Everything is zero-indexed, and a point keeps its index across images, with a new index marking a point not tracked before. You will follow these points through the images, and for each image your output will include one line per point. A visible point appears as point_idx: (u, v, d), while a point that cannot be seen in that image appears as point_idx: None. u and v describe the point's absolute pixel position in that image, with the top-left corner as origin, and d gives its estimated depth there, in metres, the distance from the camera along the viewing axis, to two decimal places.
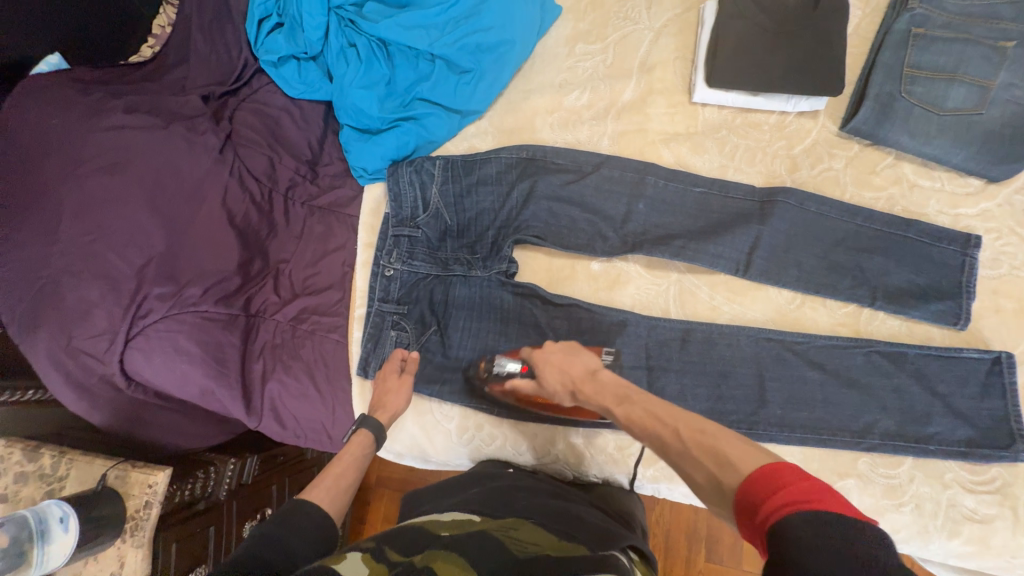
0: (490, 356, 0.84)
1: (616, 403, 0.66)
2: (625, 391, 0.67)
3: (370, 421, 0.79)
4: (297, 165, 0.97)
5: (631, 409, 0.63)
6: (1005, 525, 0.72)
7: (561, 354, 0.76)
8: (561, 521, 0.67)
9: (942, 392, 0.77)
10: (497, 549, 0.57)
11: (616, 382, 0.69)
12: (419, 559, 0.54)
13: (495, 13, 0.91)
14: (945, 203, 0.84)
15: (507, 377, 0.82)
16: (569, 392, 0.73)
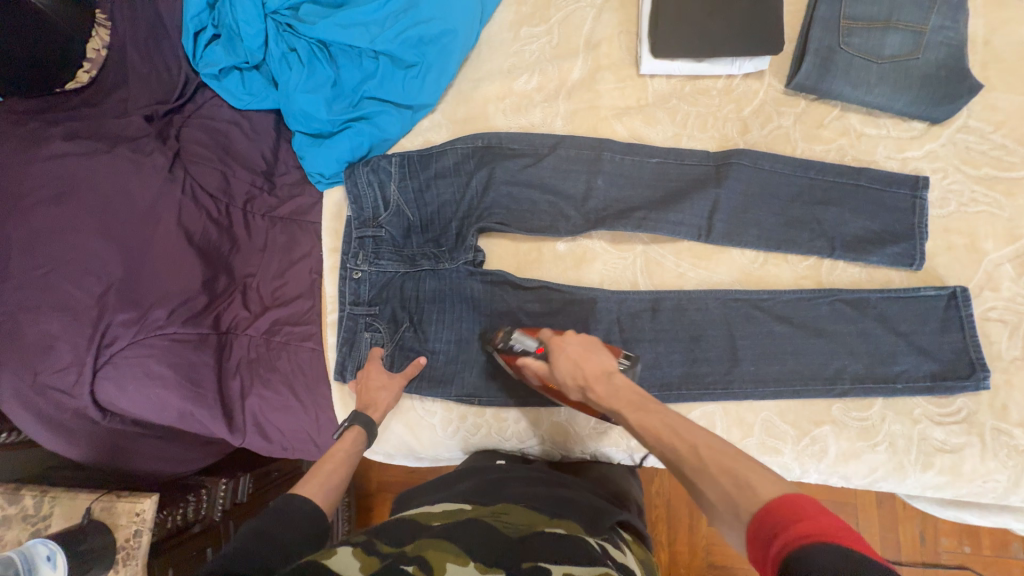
0: (507, 332, 0.82)
1: (632, 409, 0.64)
2: (642, 400, 0.65)
3: (362, 417, 0.79)
4: (253, 177, 0.96)
5: (646, 418, 0.62)
6: (974, 452, 0.75)
7: (579, 348, 0.75)
8: (553, 504, 0.68)
9: (904, 332, 0.79)
10: (491, 535, 0.57)
11: (630, 389, 0.68)
12: (410, 550, 0.53)
13: (434, 2, 0.90)
14: (892, 148, 0.86)
15: (519, 353, 0.80)
16: (579, 388, 0.72)
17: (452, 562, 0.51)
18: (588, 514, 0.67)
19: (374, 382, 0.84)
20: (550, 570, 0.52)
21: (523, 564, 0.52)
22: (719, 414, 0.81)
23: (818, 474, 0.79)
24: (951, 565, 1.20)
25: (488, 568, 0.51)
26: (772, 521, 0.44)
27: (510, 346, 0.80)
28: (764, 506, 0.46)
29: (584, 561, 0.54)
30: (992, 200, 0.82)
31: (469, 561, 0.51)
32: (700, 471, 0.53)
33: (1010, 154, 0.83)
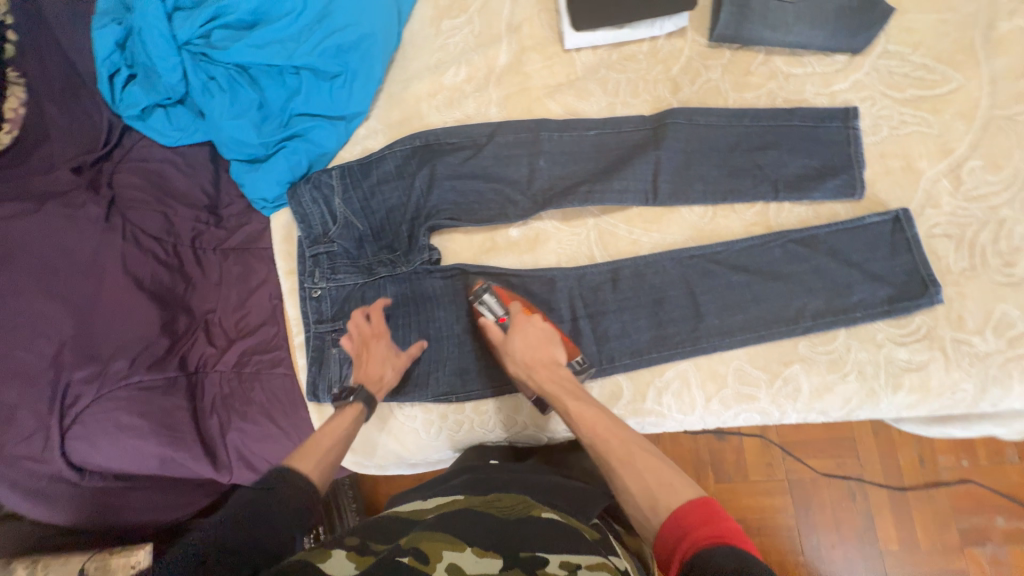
0: (483, 288, 0.83)
1: (570, 398, 0.72)
2: (580, 392, 0.74)
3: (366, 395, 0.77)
4: (196, 212, 0.92)
5: (584, 408, 0.70)
6: (939, 366, 0.76)
7: (537, 334, 0.78)
8: (547, 492, 0.69)
9: (857, 261, 0.80)
10: (485, 525, 0.58)
11: (572, 382, 0.75)
12: (405, 543, 0.53)
13: (346, 10, 0.90)
14: (819, 84, 0.87)
15: (484, 312, 0.82)
16: (524, 367, 0.77)
17: (447, 551, 0.52)
18: (580, 497, 0.70)
19: (378, 359, 0.81)
20: (548, 558, 0.52)
21: (519, 554, 0.53)
22: (692, 371, 0.82)
23: (796, 414, 0.80)
24: (951, 480, 1.22)
25: (483, 555, 0.52)
26: (682, 522, 0.55)
27: (482, 297, 0.83)
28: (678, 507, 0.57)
29: (581, 549, 0.55)
30: (921, 119, 0.83)
31: (463, 548, 0.53)
32: (624, 458, 0.64)
33: (932, 72, 0.84)
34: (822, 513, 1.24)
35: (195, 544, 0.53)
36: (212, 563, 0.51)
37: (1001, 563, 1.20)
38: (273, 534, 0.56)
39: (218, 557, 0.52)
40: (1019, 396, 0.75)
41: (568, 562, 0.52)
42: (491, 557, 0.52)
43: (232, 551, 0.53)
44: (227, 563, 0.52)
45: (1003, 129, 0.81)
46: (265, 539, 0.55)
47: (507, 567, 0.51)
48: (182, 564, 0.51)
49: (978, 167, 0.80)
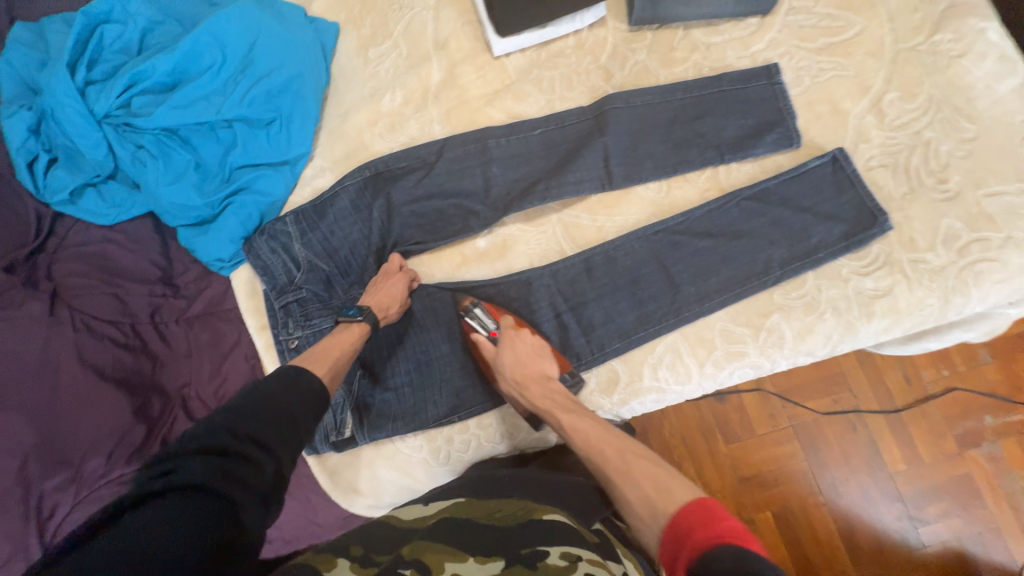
0: (474, 302, 0.84)
1: (564, 411, 0.72)
2: (573, 404, 0.74)
3: (373, 315, 0.80)
4: (150, 287, 0.87)
5: (577, 419, 0.70)
6: (903, 288, 0.80)
7: (526, 348, 0.78)
8: (547, 490, 0.69)
9: (808, 205, 0.84)
10: (488, 533, 0.58)
11: (563, 395, 0.75)
12: (408, 553, 0.53)
13: (269, 55, 0.89)
14: (738, 48, 0.91)
15: (474, 328, 0.83)
16: (516, 380, 0.76)
17: (450, 564, 0.52)
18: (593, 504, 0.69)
19: (389, 291, 0.82)
20: (547, 551, 0.54)
21: (520, 552, 0.54)
22: (681, 341, 0.84)
23: (786, 361, 0.82)
24: (937, 392, 1.29)
25: (485, 561, 0.53)
26: (685, 529, 0.53)
27: (472, 311, 0.83)
28: (678, 511, 0.55)
29: (581, 545, 0.57)
30: (836, 64, 0.89)
31: (467, 558, 0.53)
32: (624, 473, 0.62)
33: (836, 20, 0.90)
34: (830, 450, 1.28)
35: (211, 433, 0.53)
36: (235, 453, 0.52)
37: (998, 459, 1.26)
38: (290, 428, 0.58)
39: (241, 447, 0.52)
40: (979, 300, 0.80)
41: (568, 554, 0.54)
42: (494, 562, 0.53)
43: (256, 441, 0.54)
44: (249, 454, 0.53)
45: (909, 60, 0.87)
46: (285, 433, 0.57)
47: (509, 567, 0.52)
48: (203, 456, 0.50)
49: (895, 99, 0.86)
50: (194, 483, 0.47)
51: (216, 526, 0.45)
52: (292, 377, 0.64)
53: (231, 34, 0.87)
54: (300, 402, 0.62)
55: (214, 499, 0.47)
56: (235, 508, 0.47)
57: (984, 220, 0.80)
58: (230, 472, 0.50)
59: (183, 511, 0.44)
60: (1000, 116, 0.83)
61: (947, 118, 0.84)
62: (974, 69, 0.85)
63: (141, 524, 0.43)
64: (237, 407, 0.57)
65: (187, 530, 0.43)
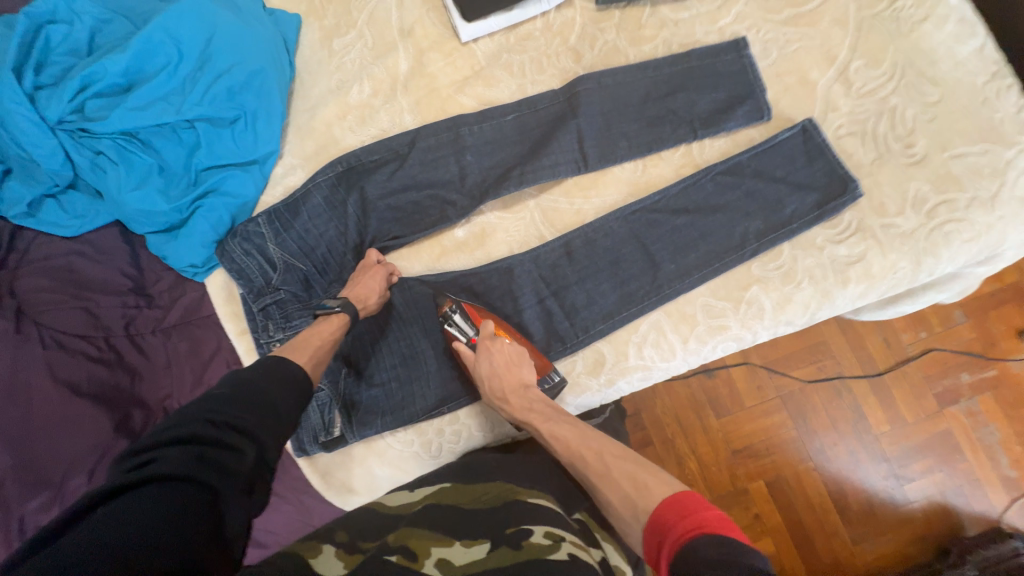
0: (451, 307, 0.82)
1: (542, 420, 0.74)
2: (551, 411, 0.75)
3: (352, 307, 0.78)
4: (122, 298, 0.84)
5: (556, 427, 0.72)
6: (876, 253, 0.82)
7: (506, 357, 0.78)
8: (528, 470, 0.71)
9: (782, 176, 0.85)
10: (476, 515, 0.59)
11: (541, 401, 0.76)
12: (394, 538, 0.54)
13: (227, 51, 0.86)
14: (707, 22, 0.91)
15: (455, 334, 0.82)
16: (496, 394, 0.77)
17: (437, 547, 0.53)
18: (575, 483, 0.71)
19: (368, 286, 0.81)
20: (532, 530, 0.55)
21: (505, 533, 0.55)
22: (664, 319, 0.84)
23: (767, 331, 0.84)
24: (916, 354, 1.33)
25: (470, 545, 0.54)
26: (664, 523, 0.56)
27: (450, 317, 0.82)
28: (656, 507, 0.58)
29: (566, 527, 0.58)
30: (802, 34, 0.89)
31: (452, 542, 0.54)
32: (604, 476, 0.64)
33: None
34: (817, 417, 1.31)
35: (188, 421, 0.52)
36: (214, 441, 0.51)
37: (976, 414, 1.31)
38: (273, 416, 0.57)
39: (221, 434, 0.52)
40: (948, 260, 0.82)
41: (551, 534, 0.55)
42: (480, 545, 0.54)
43: (237, 428, 0.53)
44: (230, 441, 0.52)
45: (873, 27, 0.87)
46: (268, 419, 0.56)
47: (494, 548, 0.53)
48: (180, 446, 0.49)
49: (861, 66, 0.87)
50: (172, 473, 0.47)
51: (197, 521, 0.44)
52: (271, 366, 0.62)
53: (185, 30, 0.84)
54: (283, 390, 0.61)
55: (192, 491, 0.46)
56: (218, 498, 0.47)
57: (951, 181, 0.82)
58: (210, 461, 0.49)
59: (163, 502, 0.44)
60: (962, 78, 0.85)
61: (912, 83, 0.85)
62: (936, 33, 0.86)
63: (116, 517, 0.41)
64: (217, 395, 0.55)
65: (169, 521, 0.43)
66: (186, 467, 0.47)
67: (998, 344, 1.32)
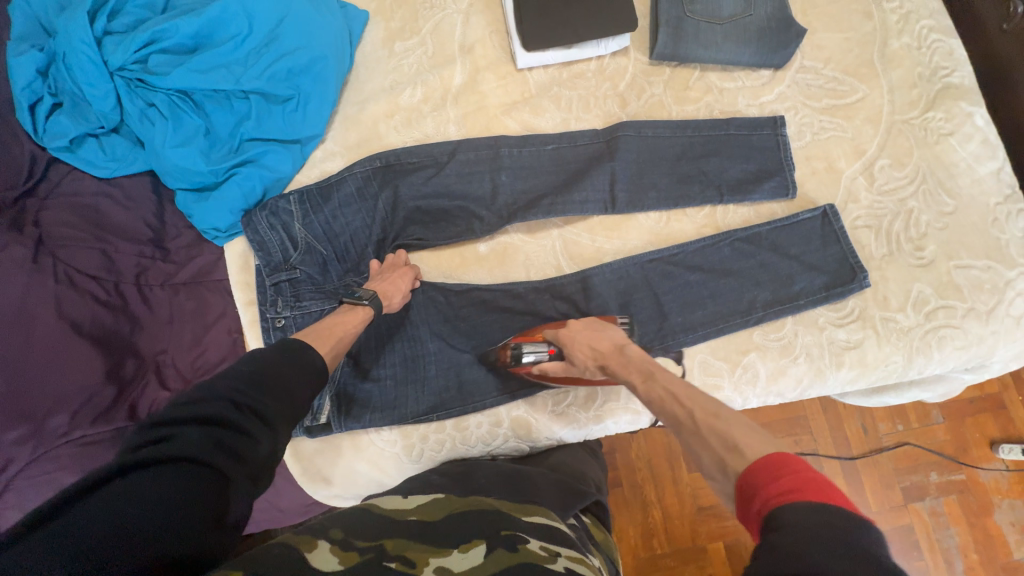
0: (517, 343, 0.81)
1: (642, 380, 0.69)
2: (652, 369, 0.70)
3: (378, 301, 0.79)
4: (139, 247, 0.85)
5: (654, 387, 0.67)
6: (872, 343, 0.85)
7: (585, 331, 0.78)
8: (519, 488, 0.73)
9: (796, 254, 0.88)
10: (467, 522, 0.62)
11: (641, 358, 0.73)
12: (390, 545, 0.56)
13: (295, 33, 0.89)
14: (749, 96, 0.96)
15: (532, 363, 0.80)
16: (596, 366, 0.76)
17: (434, 557, 0.55)
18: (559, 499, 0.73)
19: (385, 283, 0.83)
20: (529, 539, 0.59)
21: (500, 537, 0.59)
22: (662, 368, 0.86)
23: (757, 398, 0.86)
24: (892, 445, 1.36)
25: (467, 551, 0.57)
26: (754, 481, 0.48)
27: (520, 357, 0.80)
28: (751, 464, 0.50)
29: (560, 542, 0.61)
30: (836, 125, 0.94)
31: (450, 552, 0.57)
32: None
33: (841, 84, 0.95)
34: None
35: (209, 401, 0.53)
36: (231, 425, 0.52)
37: (939, 515, 1.33)
38: (289, 402, 0.59)
39: (239, 419, 0.53)
40: (938, 362, 0.85)
41: (548, 547, 0.58)
42: (476, 548, 0.57)
43: (256, 413, 0.55)
44: (247, 426, 0.53)
45: (902, 131, 0.92)
46: (283, 407, 0.58)
47: (489, 552, 0.56)
48: (199, 427, 0.51)
49: (885, 165, 0.91)
50: (188, 455, 0.48)
51: (206, 504, 0.46)
52: (296, 352, 0.64)
53: (260, 7, 0.87)
54: (303, 376, 0.62)
55: (205, 474, 0.48)
56: (229, 483, 0.49)
57: (953, 289, 0.86)
58: (226, 446, 0.51)
59: (175, 485, 0.46)
60: (977, 195, 0.89)
61: (930, 190, 0.90)
62: (959, 149, 0.91)
63: (132, 494, 0.44)
64: (240, 375, 0.57)
65: (172, 508, 0.44)
66: (200, 448, 0.49)
67: (971, 450, 1.35)
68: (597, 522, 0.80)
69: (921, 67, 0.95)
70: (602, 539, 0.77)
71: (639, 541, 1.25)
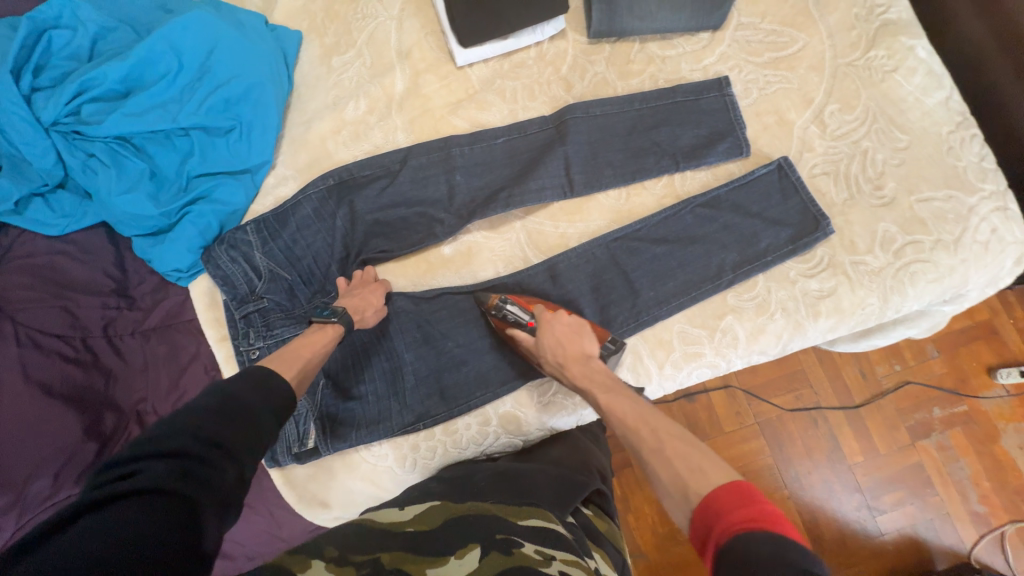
0: (503, 299, 0.82)
1: (602, 390, 0.75)
2: (611, 382, 0.76)
3: (348, 318, 0.79)
4: (103, 299, 0.84)
5: (615, 399, 0.73)
6: (845, 288, 0.85)
7: (566, 330, 0.79)
8: (514, 489, 0.73)
9: (757, 211, 0.88)
10: (459, 530, 0.63)
11: (605, 374, 0.77)
12: (388, 557, 0.57)
13: (227, 62, 0.88)
14: (692, 61, 0.96)
15: (510, 322, 0.82)
16: (558, 363, 0.78)
17: (431, 567, 0.56)
18: (552, 497, 0.73)
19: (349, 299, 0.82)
20: (523, 542, 0.59)
21: (495, 542, 0.59)
22: (641, 344, 0.86)
23: (741, 360, 0.86)
24: (892, 387, 1.36)
25: (464, 555, 0.58)
26: (721, 507, 0.55)
27: (502, 310, 0.82)
28: (716, 490, 0.57)
29: (556, 544, 0.61)
30: (781, 77, 0.93)
31: (446, 560, 0.57)
32: None
33: (781, 35, 0.95)
34: (794, 445, 1.34)
35: (174, 433, 0.54)
36: (201, 455, 0.53)
37: (947, 449, 1.34)
38: (255, 432, 0.59)
39: (203, 450, 0.53)
40: (914, 298, 0.85)
41: (542, 550, 0.58)
42: (472, 553, 0.58)
43: (219, 443, 0.55)
44: (210, 456, 0.53)
45: (848, 74, 0.92)
46: (252, 434, 0.58)
47: (486, 554, 0.57)
48: (161, 460, 0.51)
49: (835, 111, 0.91)
50: (155, 486, 0.49)
51: (176, 534, 0.46)
52: (258, 377, 0.64)
53: (187, 41, 0.85)
54: (271, 404, 0.63)
55: (172, 504, 0.48)
56: (197, 513, 0.49)
57: (917, 224, 0.86)
58: (191, 477, 0.51)
59: (142, 520, 0.46)
60: (929, 127, 0.89)
61: (882, 129, 0.90)
62: (906, 83, 0.91)
63: (100, 531, 0.44)
64: (206, 409, 0.57)
65: (140, 541, 0.44)
66: (166, 481, 0.49)
67: (970, 380, 1.36)
68: (598, 513, 0.80)
69: (858, 8, 0.94)
70: (606, 531, 0.77)
71: (656, 517, 1.25)
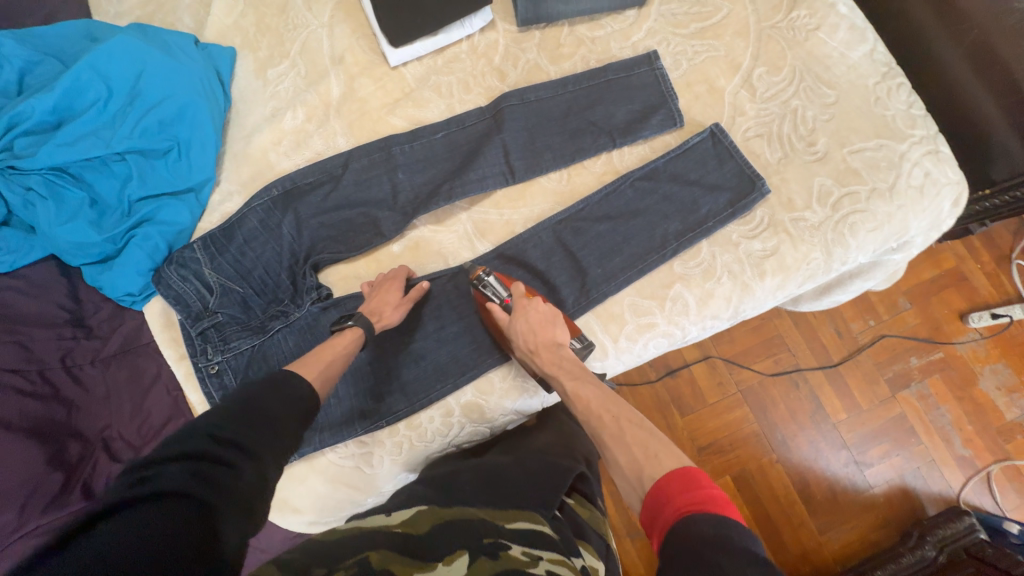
0: (486, 271, 0.84)
1: (570, 377, 0.76)
2: (580, 371, 0.77)
3: (366, 320, 0.80)
4: (57, 330, 0.83)
5: (579, 386, 0.75)
6: (788, 246, 0.86)
7: (539, 317, 0.79)
8: (503, 489, 0.73)
9: (695, 178, 0.90)
10: (456, 532, 0.63)
11: (573, 361, 0.78)
12: (376, 560, 0.56)
13: (158, 84, 0.89)
14: (620, 39, 0.97)
15: (488, 296, 0.84)
16: (527, 348, 0.79)
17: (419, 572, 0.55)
18: (533, 487, 0.74)
19: None
20: (510, 546, 0.61)
21: (482, 545, 0.60)
22: (595, 320, 0.87)
23: (695, 327, 0.87)
24: (867, 342, 1.38)
25: (451, 561, 0.58)
26: (666, 493, 0.57)
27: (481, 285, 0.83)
28: (665, 475, 0.59)
29: (545, 545, 0.62)
30: (708, 46, 0.95)
31: (435, 566, 0.57)
32: None
33: (704, 5, 0.96)
34: (777, 409, 1.36)
35: (191, 438, 0.54)
36: (213, 459, 0.53)
37: (927, 397, 1.36)
38: (274, 434, 0.59)
39: (220, 452, 0.54)
40: (858, 249, 0.86)
41: (529, 552, 0.60)
42: (460, 559, 0.58)
43: (234, 446, 0.55)
44: (228, 458, 0.54)
45: (772, 37, 0.94)
46: (267, 436, 0.58)
47: (474, 560, 0.58)
48: (180, 463, 0.51)
49: (763, 73, 0.93)
50: (170, 490, 0.48)
51: (197, 534, 0.46)
52: (276, 381, 0.65)
53: (116, 68, 0.87)
54: (286, 410, 0.63)
55: (194, 506, 0.48)
56: (218, 514, 0.49)
57: (851, 175, 0.87)
58: (209, 479, 0.51)
59: (164, 519, 0.46)
60: (856, 80, 0.91)
61: (809, 87, 0.91)
62: (829, 40, 0.93)
63: (125, 530, 0.44)
64: (220, 414, 0.58)
65: (163, 540, 0.44)
66: (187, 482, 0.49)
67: (943, 328, 1.38)
68: (581, 501, 0.79)
69: None
70: (589, 514, 0.77)
71: None
